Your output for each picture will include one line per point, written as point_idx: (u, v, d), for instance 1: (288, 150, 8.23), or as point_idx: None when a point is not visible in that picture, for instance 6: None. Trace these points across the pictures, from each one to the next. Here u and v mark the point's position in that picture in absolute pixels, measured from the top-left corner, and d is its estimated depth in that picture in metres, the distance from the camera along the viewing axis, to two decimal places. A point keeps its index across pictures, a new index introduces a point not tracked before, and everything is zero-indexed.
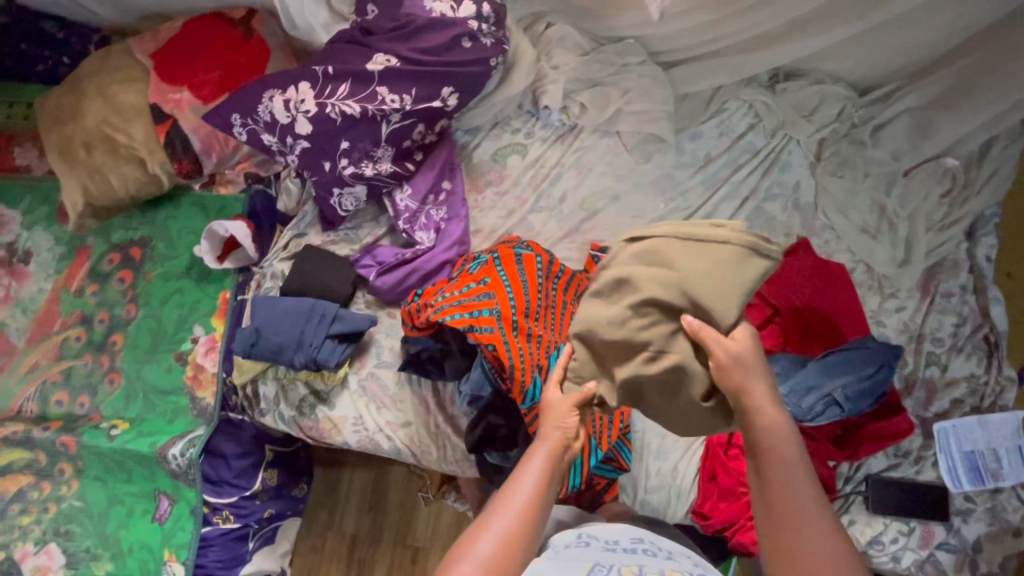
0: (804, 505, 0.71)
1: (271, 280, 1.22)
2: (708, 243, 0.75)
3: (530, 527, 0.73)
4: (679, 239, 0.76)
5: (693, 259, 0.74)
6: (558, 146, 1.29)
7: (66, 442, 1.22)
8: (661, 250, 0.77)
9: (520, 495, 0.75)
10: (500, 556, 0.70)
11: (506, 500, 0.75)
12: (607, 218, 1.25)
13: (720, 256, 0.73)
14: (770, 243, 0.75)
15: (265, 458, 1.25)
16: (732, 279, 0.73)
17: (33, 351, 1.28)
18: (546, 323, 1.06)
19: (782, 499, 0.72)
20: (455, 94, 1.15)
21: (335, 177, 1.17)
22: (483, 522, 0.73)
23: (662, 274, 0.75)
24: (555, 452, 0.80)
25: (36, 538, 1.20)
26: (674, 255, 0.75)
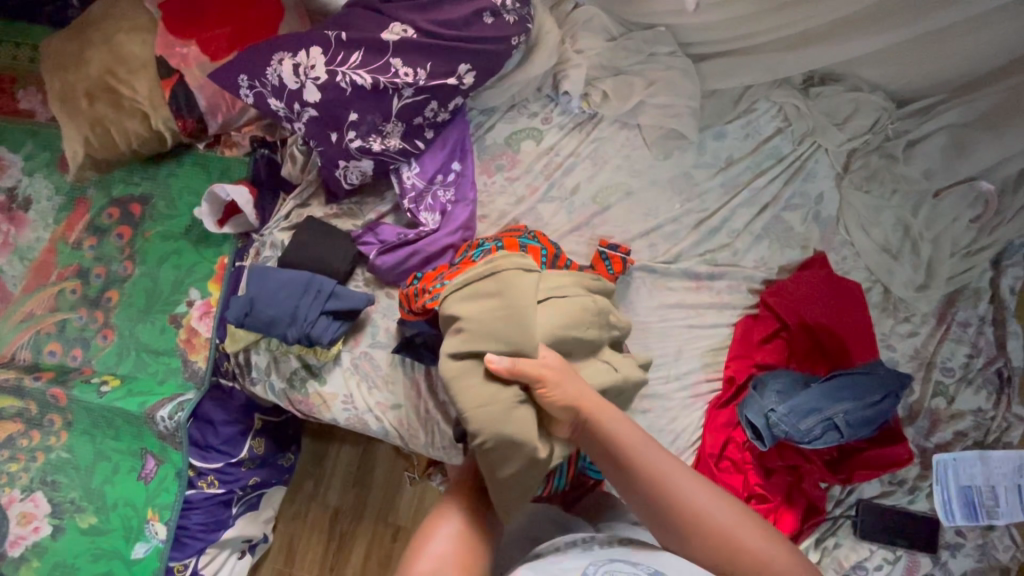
0: (644, 449, 0.79)
1: (270, 249, 1.20)
2: (487, 281, 0.83)
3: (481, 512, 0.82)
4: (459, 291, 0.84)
5: (484, 301, 0.82)
6: (575, 134, 1.24)
7: (57, 395, 1.22)
8: (464, 314, 0.81)
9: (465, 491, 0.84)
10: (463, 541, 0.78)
11: (456, 496, 0.84)
12: (618, 214, 1.21)
13: (501, 282, 0.81)
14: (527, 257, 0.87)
15: (254, 426, 1.24)
16: (517, 298, 0.81)
17: (28, 300, 1.27)
18: None
19: (625, 460, 0.78)
20: (472, 72, 1.10)
21: (341, 149, 1.13)
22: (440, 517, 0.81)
23: (468, 328, 0.80)
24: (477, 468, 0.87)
25: (23, 486, 1.21)
26: (464, 307, 0.82)
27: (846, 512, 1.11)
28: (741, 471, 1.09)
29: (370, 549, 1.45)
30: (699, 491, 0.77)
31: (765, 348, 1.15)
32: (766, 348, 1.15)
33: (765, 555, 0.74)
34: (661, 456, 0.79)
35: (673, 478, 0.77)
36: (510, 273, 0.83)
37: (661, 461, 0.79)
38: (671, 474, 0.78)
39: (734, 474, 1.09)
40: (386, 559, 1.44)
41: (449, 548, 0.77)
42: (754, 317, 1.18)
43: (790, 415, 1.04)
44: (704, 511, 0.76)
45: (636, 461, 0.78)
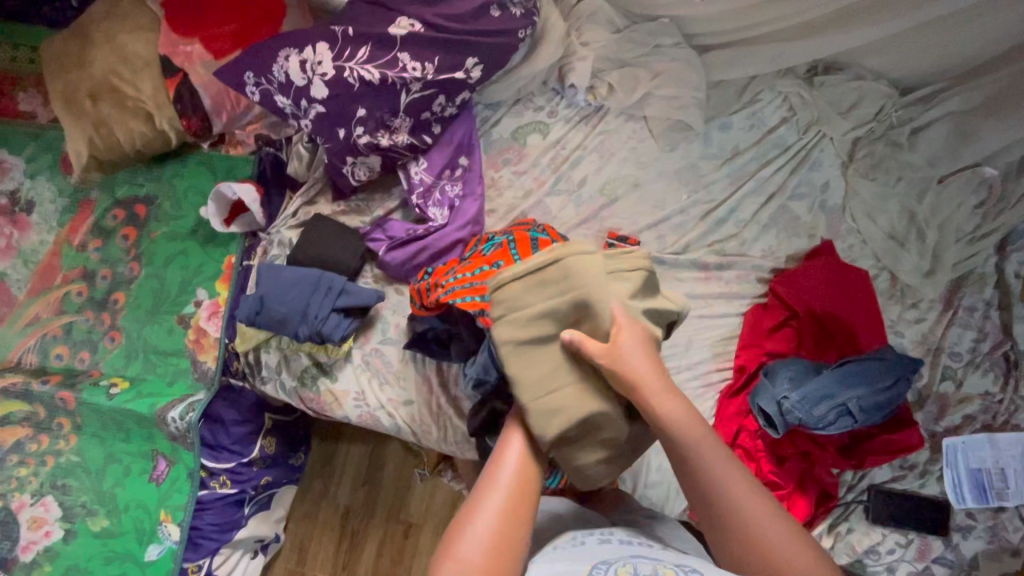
0: (712, 454, 0.70)
1: (278, 247, 1.19)
2: (551, 272, 0.74)
3: (520, 503, 0.71)
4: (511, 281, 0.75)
5: (549, 290, 0.75)
6: (581, 127, 1.24)
7: (66, 398, 1.21)
8: (526, 304, 0.75)
9: (504, 475, 0.74)
10: (496, 537, 0.67)
11: (492, 482, 0.73)
12: (626, 206, 1.21)
13: (568, 271, 0.74)
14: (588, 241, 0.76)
15: (265, 426, 1.24)
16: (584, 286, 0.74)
17: (33, 303, 1.26)
18: None
19: (688, 463, 0.71)
20: (479, 66, 1.10)
21: (349, 145, 1.12)
22: (472, 507, 0.71)
23: (522, 316, 0.75)
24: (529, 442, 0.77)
25: (33, 490, 1.21)
26: (524, 297, 0.75)
27: (858, 497, 1.12)
28: (754, 459, 1.10)
29: (382, 547, 1.45)
30: (768, 516, 0.67)
31: (774, 337, 1.15)
32: (775, 337, 1.16)
33: None
34: (731, 466, 0.70)
35: (740, 492, 0.68)
36: (574, 260, 0.74)
37: (730, 472, 0.70)
38: (739, 488, 0.69)
39: (747, 462, 1.10)
40: (398, 557, 1.44)
41: (480, 550, 0.66)
42: (763, 306, 1.19)
43: (803, 402, 1.04)
44: (770, 538, 0.66)
45: (700, 467, 0.70)
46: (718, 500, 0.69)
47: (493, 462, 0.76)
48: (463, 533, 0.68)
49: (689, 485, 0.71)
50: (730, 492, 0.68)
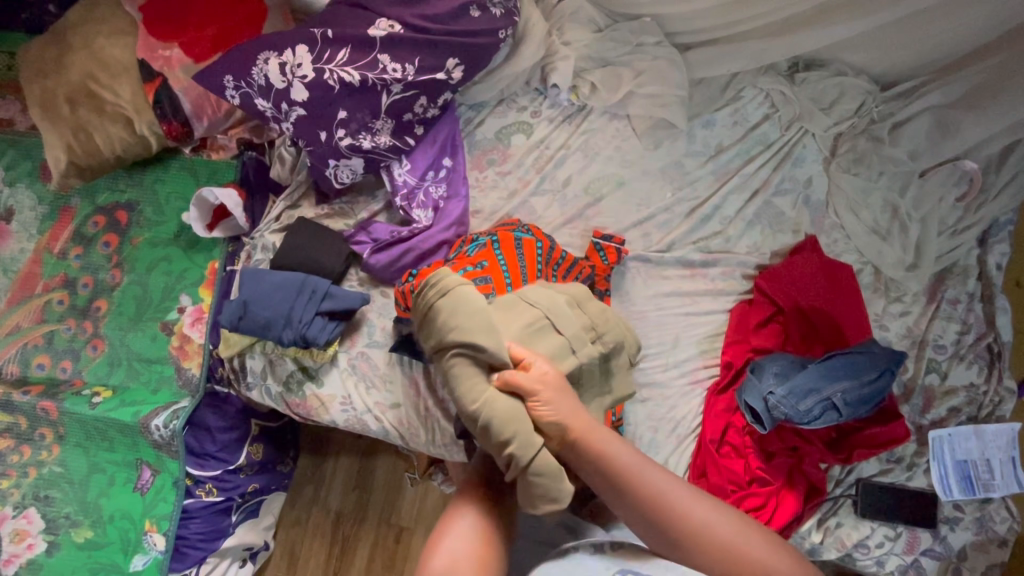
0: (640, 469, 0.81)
1: (262, 252, 1.18)
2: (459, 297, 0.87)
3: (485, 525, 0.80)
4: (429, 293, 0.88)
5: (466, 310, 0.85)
6: (565, 127, 1.24)
7: (47, 408, 1.19)
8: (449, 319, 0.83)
9: (464, 520, 0.80)
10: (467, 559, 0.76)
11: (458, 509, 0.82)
12: (611, 204, 1.22)
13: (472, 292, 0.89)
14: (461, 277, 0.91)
15: (250, 432, 1.23)
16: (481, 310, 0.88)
17: (13, 312, 1.24)
18: None
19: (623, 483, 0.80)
20: (460, 66, 1.09)
21: (331, 148, 1.12)
22: (447, 529, 0.79)
23: (451, 314, 0.83)
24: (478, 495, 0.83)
25: (16, 502, 1.19)
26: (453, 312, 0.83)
27: (846, 492, 1.12)
28: (742, 455, 1.10)
29: (373, 553, 1.44)
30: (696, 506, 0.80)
31: (761, 333, 1.16)
32: (762, 333, 1.16)
33: (757, 554, 0.80)
34: (658, 474, 0.82)
35: (669, 492, 0.81)
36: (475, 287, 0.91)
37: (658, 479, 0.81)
38: (667, 486, 0.81)
39: (735, 459, 1.09)
40: (390, 562, 1.43)
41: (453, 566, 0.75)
42: (749, 302, 1.19)
43: (789, 397, 1.04)
44: (697, 522, 0.80)
45: (634, 478, 0.80)
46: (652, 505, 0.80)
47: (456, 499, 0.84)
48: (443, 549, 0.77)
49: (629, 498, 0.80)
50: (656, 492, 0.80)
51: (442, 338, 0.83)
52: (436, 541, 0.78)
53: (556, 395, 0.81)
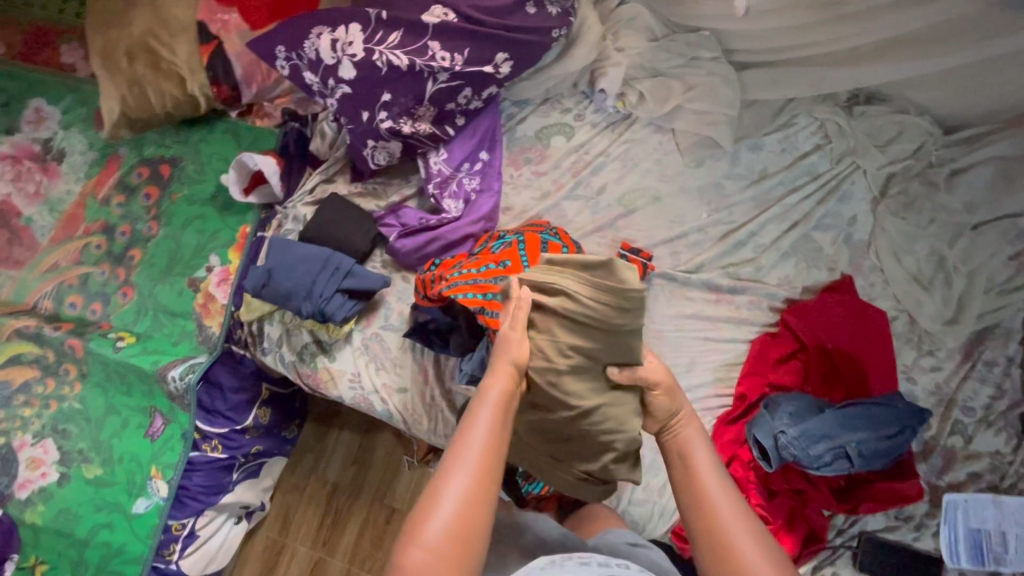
0: (719, 480, 0.75)
1: (292, 223, 1.21)
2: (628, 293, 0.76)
3: (487, 482, 0.69)
4: (610, 275, 0.77)
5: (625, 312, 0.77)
6: (607, 134, 1.22)
7: (74, 345, 1.24)
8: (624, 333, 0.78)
9: (471, 451, 0.70)
10: (463, 520, 0.66)
11: (462, 454, 0.70)
12: (644, 218, 1.20)
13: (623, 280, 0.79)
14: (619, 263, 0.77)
15: (260, 396, 1.26)
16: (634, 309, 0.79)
17: (55, 250, 1.30)
18: None
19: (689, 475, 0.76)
20: (509, 62, 1.08)
21: (371, 128, 1.12)
22: (439, 487, 0.68)
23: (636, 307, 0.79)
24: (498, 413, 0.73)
25: (35, 431, 1.23)
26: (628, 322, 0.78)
27: (847, 543, 1.08)
28: (743, 490, 1.07)
29: (363, 529, 1.46)
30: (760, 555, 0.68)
31: (780, 369, 1.13)
32: (782, 369, 1.13)
33: None
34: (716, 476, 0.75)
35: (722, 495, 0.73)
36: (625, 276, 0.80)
37: (726, 503, 0.72)
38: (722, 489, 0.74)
39: None
40: (378, 541, 1.45)
41: (448, 535, 0.65)
42: (773, 335, 1.16)
43: (800, 439, 1.01)
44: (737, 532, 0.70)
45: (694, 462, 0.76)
46: (702, 527, 0.72)
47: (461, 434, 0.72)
48: (430, 515, 0.66)
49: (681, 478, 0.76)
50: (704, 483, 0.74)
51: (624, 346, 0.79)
52: (424, 503, 0.67)
53: (671, 386, 0.82)
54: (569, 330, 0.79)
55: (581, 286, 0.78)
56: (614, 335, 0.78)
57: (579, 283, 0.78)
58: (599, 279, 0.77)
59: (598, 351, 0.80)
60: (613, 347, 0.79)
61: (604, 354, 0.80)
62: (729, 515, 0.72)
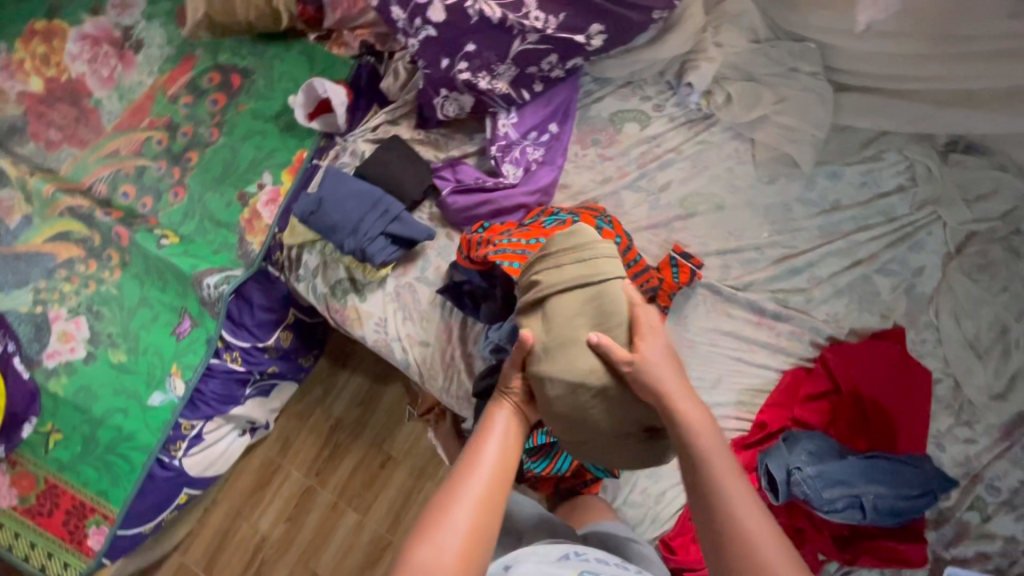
0: (725, 472, 0.69)
1: (350, 156, 1.21)
2: (598, 257, 0.83)
3: (496, 496, 0.71)
4: (573, 239, 0.84)
5: (610, 265, 0.82)
6: (682, 131, 1.18)
7: (121, 234, 1.27)
8: (611, 288, 0.81)
9: (484, 467, 0.73)
10: (477, 528, 0.68)
11: (472, 473, 0.72)
12: (702, 223, 1.16)
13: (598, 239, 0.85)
14: (582, 231, 0.85)
15: (286, 319, 1.28)
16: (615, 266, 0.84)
17: (117, 137, 1.32)
18: None
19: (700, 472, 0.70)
20: (603, 35, 1.03)
21: (447, 77, 1.08)
22: (451, 498, 0.70)
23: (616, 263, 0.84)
24: (507, 440, 0.78)
25: (71, 307, 1.28)
26: (614, 274, 0.82)
27: None
28: None
29: (357, 468, 1.50)
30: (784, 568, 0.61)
31: (808, 406, 1.09)
32: (810, 406, 1.09)
33: None
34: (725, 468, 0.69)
35: (729, 489, 0.68)
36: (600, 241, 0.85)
37: (745, 503, 0.67)
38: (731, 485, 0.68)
39: None
40: (369, 483, 1.49)
41: (461, 541, 0.66)
42: (807, 370, 1.12)
43: (817, 479, 0.98)
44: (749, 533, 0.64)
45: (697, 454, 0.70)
46: (713, 527, 0.66)
47: (471, 453, 0.75)
48: (442, 524, 0.67)
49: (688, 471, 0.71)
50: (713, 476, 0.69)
51: (612, 303, 0.81)
52: (436, 511, 0.68)
53: (651, 366, 0.76)
54: (560, 300, 0.83)
55: (554, 259, 0.85)
56: (594, 290, 0.82)
57: (555, 258, 0.85)
58: (569, 246, 0.84)
59: (593, 314, 0.81)
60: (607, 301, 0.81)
61: (604, 310, 0.81)
62: (742, 508, 0.66)
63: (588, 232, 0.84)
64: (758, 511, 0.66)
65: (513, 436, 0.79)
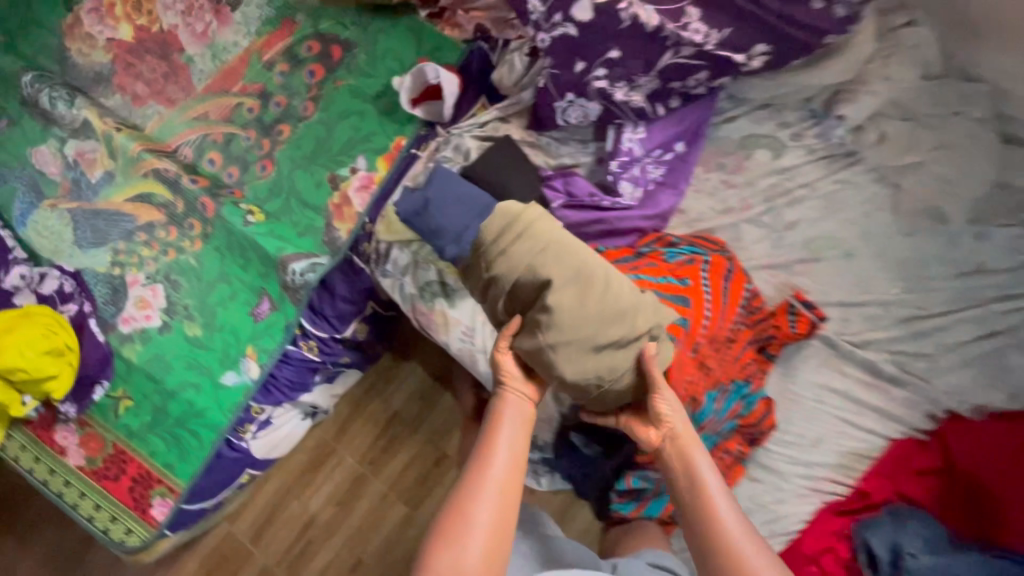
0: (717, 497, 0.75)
1: (452, 151, 1.12)
2: (534, 227, 0.76)
3: (508, 494, 0.75)
4: (504, 219, 0.77)
5: (549, 231, 0.76)
6: (820, 165, 1.08)
7: (206, 205, 1.22)
8: (563, 249, 0.75)
9: (494, 468, 0.76)
10: (492, 527, 0.73)
11: (484, 473, 0.75)
12: (826, 270, 1.08)
13: (527, 208, 0.77)
14: (510, 211, 0.77)
15: (364, 311, 1.22)
16: (553, 228, 0.77)
17: (207, 100, 1.25)
18: (721, 358, 0.90)
19: (695, 481, 0.77)
20: (766, 57, 0.92)
21: (579, 81, 0.99)
22: (470, 497, 0.74)
23: (553, 226, 0.76)
24: (516, 436, 0.80)
25: (148, 273, 1.24)
26: (556, 238, 0.75)
27: None
28: None
29: (411, 463, 1.48)
30: None
31: (913, 480, 1.03)
32: (915, 480, 1.03)
33: None
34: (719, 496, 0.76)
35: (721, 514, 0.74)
36: (536, 216, 0.77)
37: (730, 515, 0.74)
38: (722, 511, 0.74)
39: None
40: (422, 479, 1.47)
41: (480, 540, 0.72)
42: (919, 443, 1.05)
43: (933, 571, 0.95)
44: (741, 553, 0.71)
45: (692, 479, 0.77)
46: (708, 543, 0.73)
47: (483, 452, 0.77)
48: (461, 523, 0.72)
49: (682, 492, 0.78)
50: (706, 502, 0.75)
51: (569, 268, 0.74)
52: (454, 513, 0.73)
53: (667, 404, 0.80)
54: (523, 279, 0.75)
55: (499, 243, 0.76)
56: (548, 251, 0.74)
57: (501, 246, 0.76)
58: (502, 230, 0.77)
59: (563, 284, 0.74)
60: (566, 265, 0.74)
61: (569, 275, 0.74)
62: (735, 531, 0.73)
63: (521, 208, 0.77)
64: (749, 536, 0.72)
65: (522, 423, 0.82)
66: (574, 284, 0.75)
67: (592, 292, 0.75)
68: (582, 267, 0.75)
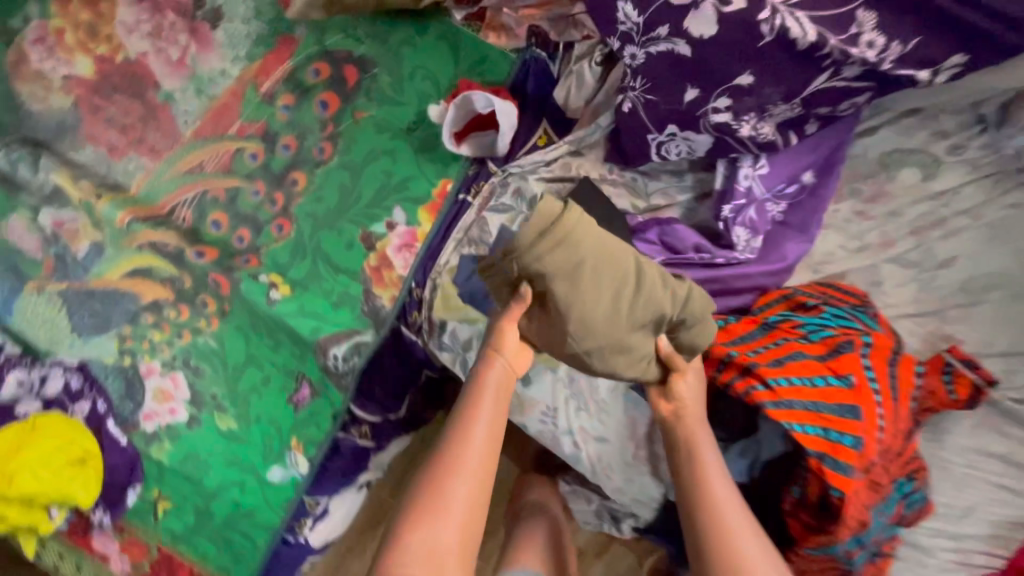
0: (721, 484, 0.72)
1: (513, 197, 0.90)
2: (570, 230, 0.67)
3: (490, 468, 0.70)
4: (538, 221, 0.67)
5: (586, 233, 0.67)
6: (985, 184, 0.85)
7: (219, 281, 1.02)
8: (602, 256, 0.68)
9: (477, 432, 0.71)
10: (469, 513, 0.67)
11: (467, 438, 0.70)
12: (990, 314, 0.86)
13: (563, 206, 0.68)
14: (546, 211, 0.67)
15: (417, 381, 1.05)
16: (594, 228, 0.69)
17: (198, 148, 1.02)
18: (890, 469, 0.75)
19: (694, 452, 0.74)
20: (959, 70, 0.68)
21: (691, 115, 0.78)
22: (449, 470, 0.68)
23: (591, 225, 0.68)
24: (501, 409, 0.73)
25: (164, 361, 1.05)
26: (593, 238, 0.68)
27: None
28: None
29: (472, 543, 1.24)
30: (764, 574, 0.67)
31: None
32: None
33: None
34: (723, 483, 0.72)
35: (728, 503, 0.71)
36: (571, 216, 0.68)
37: (737, 514, 0.70)
38: (727, 500, 0.71)
39: None
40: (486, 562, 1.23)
41: (455, 527, 0.66)
42: None
43: None
44: (736, 543, 0.68)
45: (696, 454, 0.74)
46: (708, 533, 0.69)
47: (466, 419, 0.71)
48: (433, 495, 0.67)
49: (679, 466, 0.75)
50: (708, 487, 0.72)
51: (609, 273, 0.68)
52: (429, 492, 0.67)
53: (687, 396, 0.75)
54: (558, 288, 0.68)
55: (535, 246, 0.67)
56: (587, 262, 0.67)
57: (532, 255, 0.67)
58: (534, 234, 0.67)
59: (600, 292, 0.68)
60: (606, 269, 0.68)
61: (610, 280, 0.69)
62: (733, 517, 0.70)
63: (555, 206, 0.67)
64: (751, 527, 0.70)
65: (507, 393, 0.75)
66: (613, 288, 0.69)
67: (633, 297, 0.70)
68: (626, 271, 0.69)
